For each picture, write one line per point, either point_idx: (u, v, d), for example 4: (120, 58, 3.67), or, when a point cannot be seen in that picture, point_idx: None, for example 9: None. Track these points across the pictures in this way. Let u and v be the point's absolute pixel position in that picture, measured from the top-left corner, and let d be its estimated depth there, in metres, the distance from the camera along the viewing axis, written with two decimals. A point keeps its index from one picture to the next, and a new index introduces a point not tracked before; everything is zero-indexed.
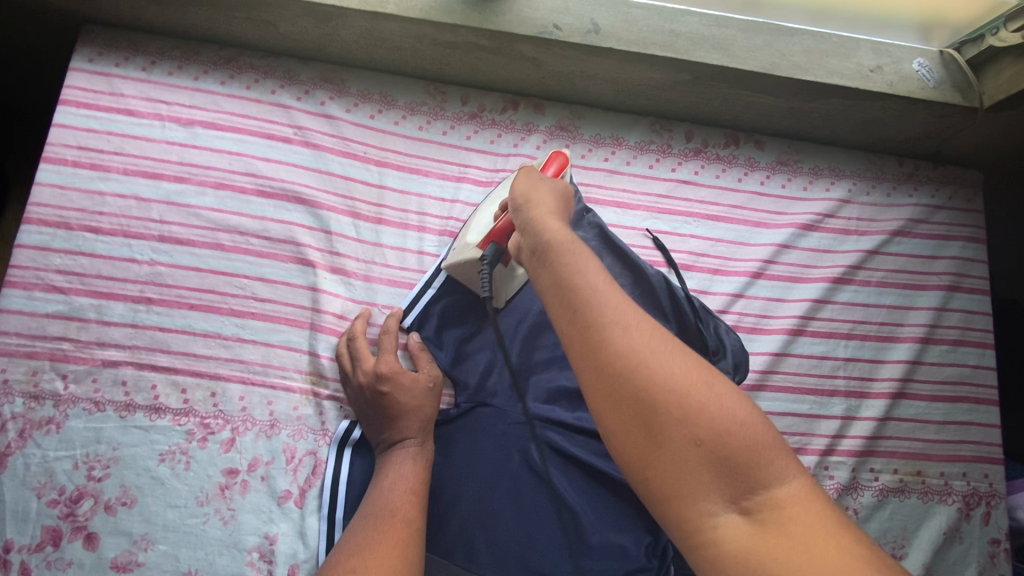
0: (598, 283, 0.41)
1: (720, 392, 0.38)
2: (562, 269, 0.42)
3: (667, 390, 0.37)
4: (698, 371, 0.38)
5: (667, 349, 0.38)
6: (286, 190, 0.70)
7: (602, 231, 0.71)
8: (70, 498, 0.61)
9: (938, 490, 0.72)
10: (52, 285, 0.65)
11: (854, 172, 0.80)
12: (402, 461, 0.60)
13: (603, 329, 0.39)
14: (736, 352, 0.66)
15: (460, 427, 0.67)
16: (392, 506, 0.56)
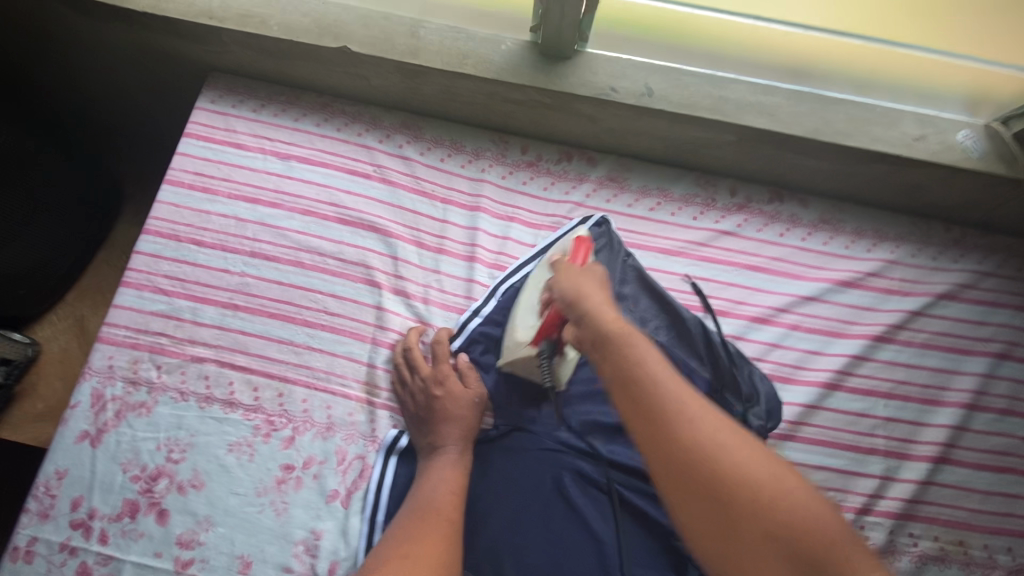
0: (663, 377, 0.48)
1: (786, 481, 0.43)
2: (629, 360, 0.49)
3: (739, 487, 0.42)
4: (763, 461, 0.44)
5: (733, 439, 0.45)
6: (362, 219, 0.78)
7: (641, 275, 0.79)
8: (150, 476, 0.69)
9: (981, 561, 0.70)
10: (158, 287, 0.75)
11: (897, 235, 0.82)
12: (445, 466, 0.65)
13: (670, 431, 0.45)
14: (769, 398, 0.71)
15: (497, 447, 0.72)
16: (438, 505, 0.60)
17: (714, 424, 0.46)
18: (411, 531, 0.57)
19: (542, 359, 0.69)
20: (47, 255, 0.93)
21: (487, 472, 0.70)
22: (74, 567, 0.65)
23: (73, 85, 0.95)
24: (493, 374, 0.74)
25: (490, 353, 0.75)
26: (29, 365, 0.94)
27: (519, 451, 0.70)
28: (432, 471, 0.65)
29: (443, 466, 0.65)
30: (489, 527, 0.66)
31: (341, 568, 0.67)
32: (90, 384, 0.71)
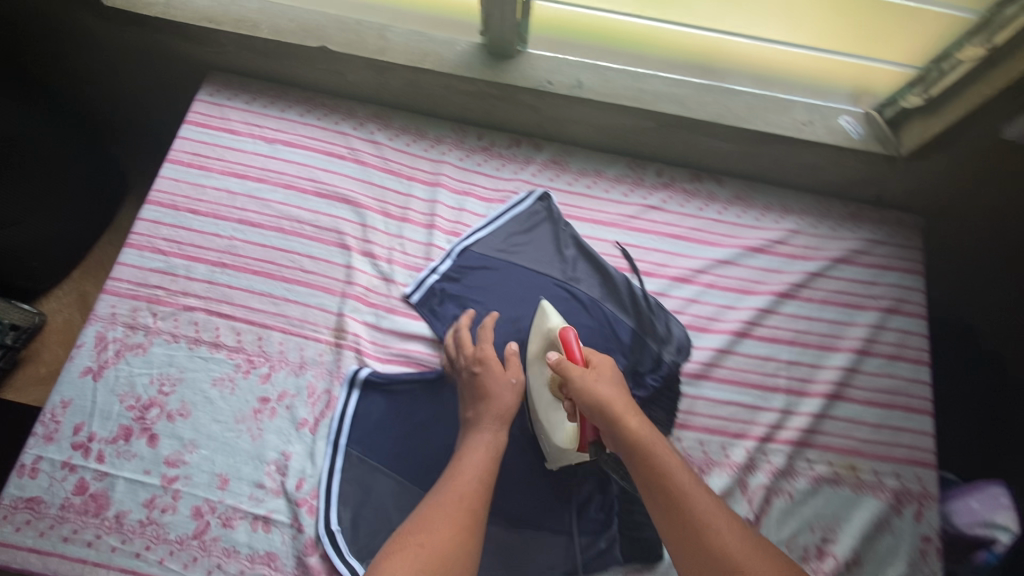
0: (692, 493, 0.60)
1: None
2: (652, 462, 0.62)
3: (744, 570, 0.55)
4: (774, 563, 0.56)
5: (749, 547, 0.57)
6: (336, 193, 0.91)
7: (578, 243, 0.91)
8: (143, 405, 0.79)
9: (870, 484, 0.80)
10: (157, 248, 0.87)
11: (800, 210, 0.95)
12: (477, 443, 0.72)
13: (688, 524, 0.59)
14: (680, 340, 0.84)
15: (448, 384, 0.82)
16: (464, 485, 0.67)
17: (722, 520, 0.59)
18: (431, 511, 0.64)
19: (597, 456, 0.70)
20: (62, 232, 1.04)
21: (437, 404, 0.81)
22: (74, 482, 0.75)
23: (88, 86, 1.10)
24: (445, 322, 0.85)
25: (443, 306, 0.86)
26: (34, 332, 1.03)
27: (467, 389, 0.82)
28: (467, 453, 0.71)
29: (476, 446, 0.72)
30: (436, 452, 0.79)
31: (307, 484, 0.76)
32: (95, 329, 0.82)
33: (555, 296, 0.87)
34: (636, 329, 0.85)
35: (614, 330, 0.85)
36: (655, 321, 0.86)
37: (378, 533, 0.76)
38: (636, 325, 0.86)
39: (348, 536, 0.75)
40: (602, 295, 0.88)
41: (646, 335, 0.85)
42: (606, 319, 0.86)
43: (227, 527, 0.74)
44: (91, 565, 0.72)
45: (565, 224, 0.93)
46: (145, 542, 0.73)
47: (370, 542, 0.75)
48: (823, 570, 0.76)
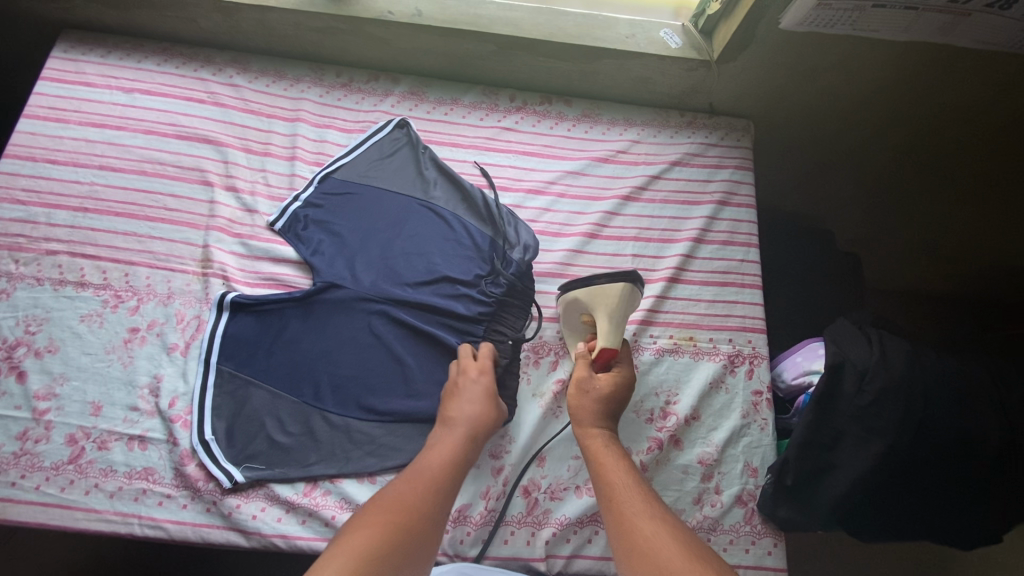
0: (623, 476, 0.70)
1: (692, 542, 0.61)
2: (604, 461, 0.73)
3: (648, 536, 0.62)
4: (680, 531, 0.63)
5: (658, 516, 0.65)
6: (197, 134, 0.94)
7: (437, 164, 0.96)
8: (9, 345, 0.80)
9: (707, 351, 0.90)
10: (16, 199, 0.88)
11: (641, 122, 1.04)
12: (443, 443, 0.73)
13: (617, 504, 0.67)
14: (527, 240, 0.90)
15: (316, 299, 0.86)
16: (435, 465, 0.70)
17: (647, 505, 0.66)
18: (401, 488, 0.66)
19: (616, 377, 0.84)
20: None
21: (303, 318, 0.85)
22: None
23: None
24: (308, 246, 0.89)
25: (305, 228, 0.90)
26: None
27: (334, 302, 0.86)
28: (434, 450, 0.73)
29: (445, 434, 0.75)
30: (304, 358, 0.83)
31: (181, 401, 0.80)
32: None
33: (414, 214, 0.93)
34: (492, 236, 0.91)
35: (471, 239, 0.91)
36: (508, 227, 0.92)
37: (253, 439, 0.79)
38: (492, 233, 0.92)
39: (223, 444, 0.79)
40: (459, 210, 0.93)
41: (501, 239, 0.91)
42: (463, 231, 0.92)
43: (103, 450, 0.77)
44: None
45: (424, 148, 0.97)
46: (20, 471, 0.75)
47: (245, 450, 0.79)
48: (667, 428, 0.85)
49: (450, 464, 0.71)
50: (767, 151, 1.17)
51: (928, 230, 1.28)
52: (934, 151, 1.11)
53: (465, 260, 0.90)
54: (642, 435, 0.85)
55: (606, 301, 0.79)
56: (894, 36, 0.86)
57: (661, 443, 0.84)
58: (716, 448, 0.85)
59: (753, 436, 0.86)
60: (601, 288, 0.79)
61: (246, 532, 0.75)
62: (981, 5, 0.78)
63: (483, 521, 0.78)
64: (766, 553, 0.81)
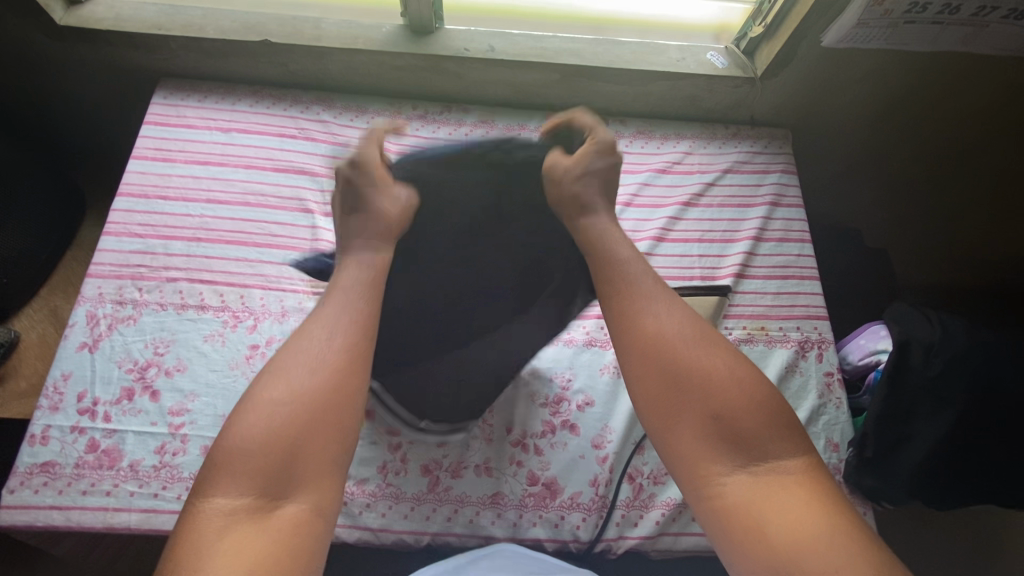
0: (647, 289, 0.62)
1: (735, 369, 0.56)
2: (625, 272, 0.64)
3: (687, 361, 0.57)
4: (719, 354, 0.57)
5: (694, 336, 0.58)
6: (294, 167, 1.03)
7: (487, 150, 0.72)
8: (141, 366, 0.86)
9: (779, 339, 0.98)
10: (134, 233, 0.95)
11: (692, 135, 1.14)
12: (351, 275, 0.62)
13: (646, 321, 0.60)
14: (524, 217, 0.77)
15: None
16: (329, 336, 0.56)
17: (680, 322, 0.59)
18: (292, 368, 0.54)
19: None
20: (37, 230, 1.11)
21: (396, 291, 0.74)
22: (85, 442, 0.81)
23: (36, 111, 1.17)
24: None
25: None
26: (9, 349, 1.05)
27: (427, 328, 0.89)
28: (341, 286, 0.61)
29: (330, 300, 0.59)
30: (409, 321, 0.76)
31: None
32: (84, 308, 0.89)
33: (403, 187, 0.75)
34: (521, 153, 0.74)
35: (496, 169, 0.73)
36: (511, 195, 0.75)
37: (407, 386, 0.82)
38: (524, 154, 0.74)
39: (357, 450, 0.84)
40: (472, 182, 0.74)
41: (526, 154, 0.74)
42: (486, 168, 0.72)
43: None
44: (113, 510, 0.78)
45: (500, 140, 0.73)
46: (161, 483, 0.80)
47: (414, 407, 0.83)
48: None
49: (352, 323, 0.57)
50: (804, 159, 1.27)
51: (954, 224, 1.38)
52: (954, 149, 1.22)
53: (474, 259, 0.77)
54: None
55: None
56: (922, 48, 0.97)
57: None
58: None
59: (831, 414, 0.93)
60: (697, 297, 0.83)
61: (377, 530, 0.80)
62: (997, 17, 0.90)
63: (596, 506, 0.84)
64: None
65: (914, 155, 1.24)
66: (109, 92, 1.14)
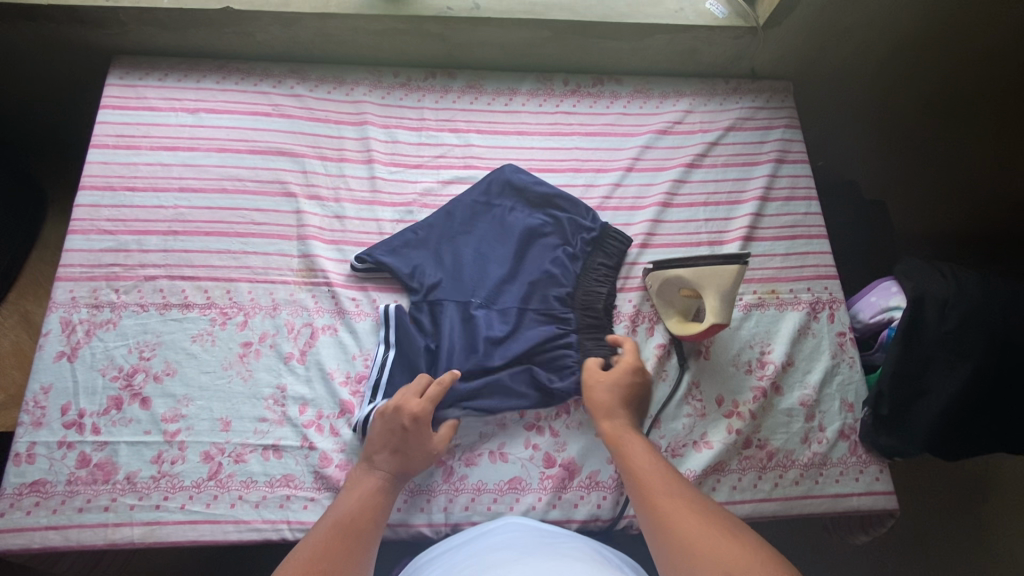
0: (651, 465, 0.69)
1: (739, 534, 0.58)
2: (637, 454, 0.71)
3: (692, 525, 0.59)
4: (724, 522, 0.60)
5: (700, 508, 0.62)
6: (271, 148, 0.95)
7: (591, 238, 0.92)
8: (127, 373, 0.81)
9: (790, 301, 0.95)
10: (103, 229, 0.88)
11: (692, 92, 1.08)
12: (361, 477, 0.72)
13: (656, 494, 0.65)
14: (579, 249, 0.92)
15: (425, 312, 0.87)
16: (338, 526, 0.64)
17: (687, 492, 0.65)
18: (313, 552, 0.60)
19: (727, 351, 0.91)
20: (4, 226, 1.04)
21: (445, 288, 0.89)
22: (75, 457, 0.76)
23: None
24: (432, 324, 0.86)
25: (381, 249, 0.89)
26: None
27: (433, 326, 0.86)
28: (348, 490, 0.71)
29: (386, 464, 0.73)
30: (442, 321, 0.86)
31: (308, 406, 0.82)
32: (57, 314, 0.82)
33: (467, 193, 0.95)
34: (599, 233, 0.92)
35: (569, 224, 0.93)
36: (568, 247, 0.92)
37: (415, 356, 0.83)
38: (599, 228, 0.93)
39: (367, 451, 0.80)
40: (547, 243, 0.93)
41: (605, 236, 0.93)
42: (559, 221, 0.94)
43: (240, 462, 0.78)
44: (113, 526, 0.74)
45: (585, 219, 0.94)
46: (162, 494, 0.76)
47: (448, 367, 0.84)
48: (767, 375, 0.90)
49: (358, 516, 0.66)
50: (803, 112, 1.23)
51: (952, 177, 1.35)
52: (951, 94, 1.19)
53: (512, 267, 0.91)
54: (745, 386, 0.89)
55: (716, 279, 0.79)
56: None
57: (765, 391, 0.89)
58: (813, 388, 0.90)
59: (845, 374, 0.92)
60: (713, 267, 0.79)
61: (392, 524, 0.78)
62: None
63: (615, 484, 0.82)
64: (874, 479, 0.87)
65: (913, 101, 1.21)
66: (59, 74, 1.04)
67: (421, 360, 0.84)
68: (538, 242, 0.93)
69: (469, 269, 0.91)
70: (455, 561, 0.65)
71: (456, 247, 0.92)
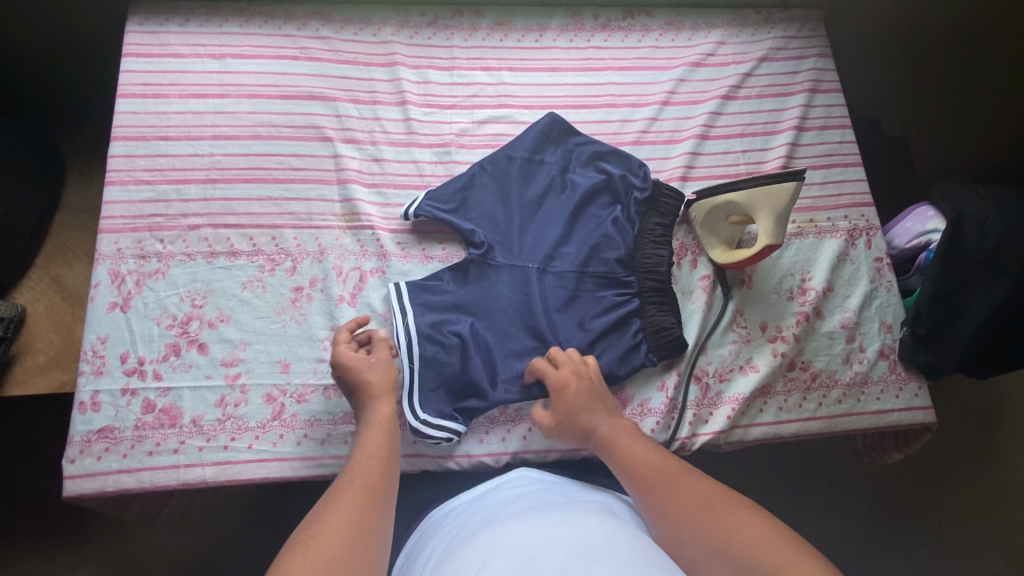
0: (639, 455, 0.69)
1: (734, 506, 0.58)
2: (624, 448, 0.71)
3: (688, 511, 0.59)
4: (717, 497, 0.60)
5: (692, 488, 0.62)
6: (303, 92, 0.93)
7: (645, 199, 0.91)
8: (182, 321, 0.81)
9: (828, 229, 0.96)
10: (141, 180, 0.87)
11: (723, 23, 1.06)
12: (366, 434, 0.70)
13: (650, 485, 0.65)
14: (632, 212, 0.91)
15: (476, 265, 0.87)
16: (356, 480, 0.63)
17: (679, 475, 0.65)
18: (328, 512, 0.58)
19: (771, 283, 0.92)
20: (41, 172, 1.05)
21: (499, 249, 0.88)
22: (140, 403, 0.77)
23: (12, 58, 1.10)
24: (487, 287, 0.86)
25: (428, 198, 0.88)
26: (21, 323, 0.98)
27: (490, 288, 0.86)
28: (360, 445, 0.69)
29: (371, 427, 0.71)
30: (499, 284, 0.87)
31: None
32: (105, 266, 0.82)
33: (513, 146, 0.93)
34: (651, 192, 0.91)
35: (620, 181, 0.92)
36: (621, 209, 0.92)
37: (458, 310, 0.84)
38: (651, 187, 0.91)
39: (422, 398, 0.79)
40: (600, 210, 0.92)
41: (657, 193, 0.92)
42: (610, 178, 0.93)
43: (303, 402, 0.80)
44: (184, 467, 0.75)
45: (636, 177, 0.92)
46: (229, 435, 0.77)
47: (509, 331, 0.85)
48: (808, 302, 0.91)
49: (371, 468, 0.65)
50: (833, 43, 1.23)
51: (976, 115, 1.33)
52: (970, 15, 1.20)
53: (566, 232, 0.91)
54: (787, 312, 0.91)
55: (772, 200, 0.80)
56: None
57: (807, 316, 0.90)
58: (854, 312, 0.92)
59: (882, 298, 0.94)
60: (767, 189, 0.80)
61: (455, 455, 0.80)
62: None
63: (667, 409, 0.84)
64: (914, 396, 0.90)
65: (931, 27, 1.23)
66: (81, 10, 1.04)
67: (483, 322, 0.84)
68: (590, 200, 0.93)
69: (522, 230, 0.90)
70: (461, 527, 0.64)
71: (507, 204, 0.91)
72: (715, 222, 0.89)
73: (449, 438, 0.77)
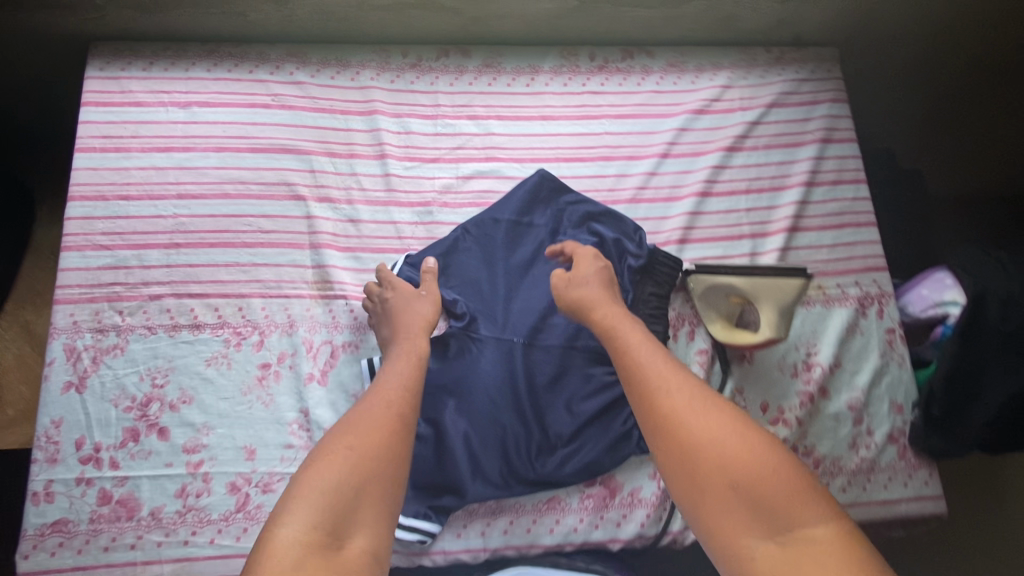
0: (645, 359, 0.67)
1: (751, 436, 0.58)
2: (630, 352, 0.68)
3: (697, 437, 0.59)
4: (730, 422, 0.59)
5: (703, 408, 0.61)
6: (273, 144, 0.87)
7: (640, 266, 0.85)
8: (141, 403, 0.76)
9: (837, 297, 0.90)
10: (99, 245, 0.81)
11: (730, 64, 0.98)
12: (397, 359, 0.71)
13: (655, 395, 0.63)
14: (626, 279, 0.85)
15: (457, 340, 0.81)
16: (384, 400, 0.65)
17: (689, 388, 0.63)
18: (349, 436, 0.60)
19: (773, 356, 0.86)
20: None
21: (482, 322, 0.82)
22: (95, 494, 0.73)
23: None
24: (468, 364, 0.80)
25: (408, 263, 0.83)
26: None
27: (471, 365, 0.80)
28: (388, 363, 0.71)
29: (399, 352, 0.72)
30: (481, 361, 0.80)
31: None
32: (60, 341, 0.77)
33: (500, 209, 0.87)
34: (646, 260, 0.85)
35: (613, 246, 0.86)
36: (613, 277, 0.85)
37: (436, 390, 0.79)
38: (646, 254, 0.85)
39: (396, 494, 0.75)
40: None
41: (653, 260, 0.85)
42: (603, 242, 0.86)
43: (268, 492, 0.74)
44: (142, 564, 0.71)
45: (630, 242, 0.86)
46: (189, 529, 0.72)
47: (491, 414, 0.78)
48: (813, 379, 0.85)
49: (396, 391, 0.67)
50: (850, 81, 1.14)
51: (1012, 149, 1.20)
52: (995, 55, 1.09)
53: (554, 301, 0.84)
54: (791, 391, 0.85)
55: (776, 294, 0.80)
56: None
57: (812, 396, 0.84)
58: (862, 391, 0.86)
59: (893, 374, 0.87)
60: (772, 283, 0.80)
61: (430, 552, 0.75)
62: None
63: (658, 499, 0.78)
64: (924, 484, 0.84)
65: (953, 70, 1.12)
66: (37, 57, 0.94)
67: (462, 403, 0.79)
68: None
69: (507, 299, 0.84)
70: None
71: (491, 270, 0.85)
72: (713, 298, 0.84)
73: (422, 539, 0.73)
